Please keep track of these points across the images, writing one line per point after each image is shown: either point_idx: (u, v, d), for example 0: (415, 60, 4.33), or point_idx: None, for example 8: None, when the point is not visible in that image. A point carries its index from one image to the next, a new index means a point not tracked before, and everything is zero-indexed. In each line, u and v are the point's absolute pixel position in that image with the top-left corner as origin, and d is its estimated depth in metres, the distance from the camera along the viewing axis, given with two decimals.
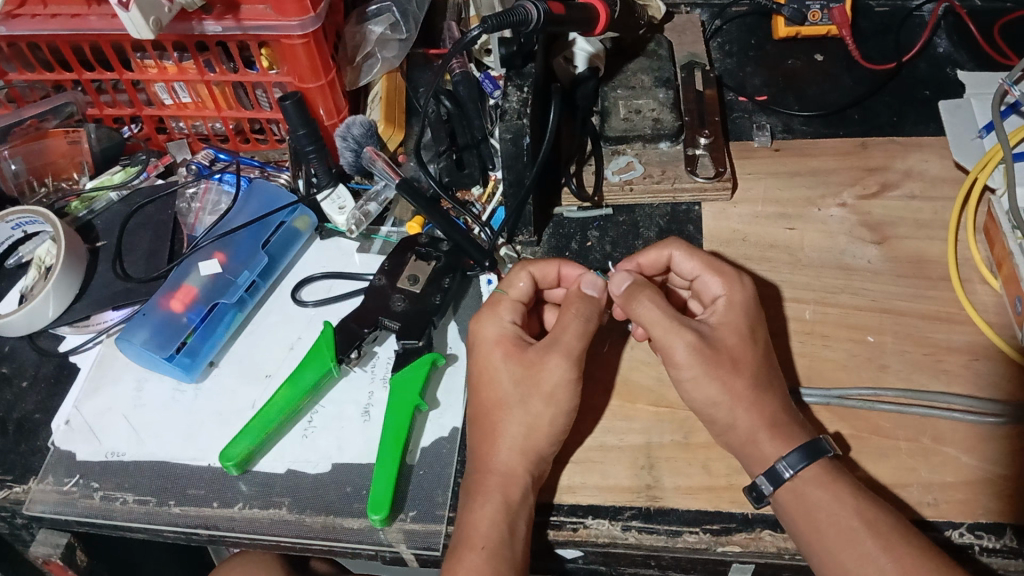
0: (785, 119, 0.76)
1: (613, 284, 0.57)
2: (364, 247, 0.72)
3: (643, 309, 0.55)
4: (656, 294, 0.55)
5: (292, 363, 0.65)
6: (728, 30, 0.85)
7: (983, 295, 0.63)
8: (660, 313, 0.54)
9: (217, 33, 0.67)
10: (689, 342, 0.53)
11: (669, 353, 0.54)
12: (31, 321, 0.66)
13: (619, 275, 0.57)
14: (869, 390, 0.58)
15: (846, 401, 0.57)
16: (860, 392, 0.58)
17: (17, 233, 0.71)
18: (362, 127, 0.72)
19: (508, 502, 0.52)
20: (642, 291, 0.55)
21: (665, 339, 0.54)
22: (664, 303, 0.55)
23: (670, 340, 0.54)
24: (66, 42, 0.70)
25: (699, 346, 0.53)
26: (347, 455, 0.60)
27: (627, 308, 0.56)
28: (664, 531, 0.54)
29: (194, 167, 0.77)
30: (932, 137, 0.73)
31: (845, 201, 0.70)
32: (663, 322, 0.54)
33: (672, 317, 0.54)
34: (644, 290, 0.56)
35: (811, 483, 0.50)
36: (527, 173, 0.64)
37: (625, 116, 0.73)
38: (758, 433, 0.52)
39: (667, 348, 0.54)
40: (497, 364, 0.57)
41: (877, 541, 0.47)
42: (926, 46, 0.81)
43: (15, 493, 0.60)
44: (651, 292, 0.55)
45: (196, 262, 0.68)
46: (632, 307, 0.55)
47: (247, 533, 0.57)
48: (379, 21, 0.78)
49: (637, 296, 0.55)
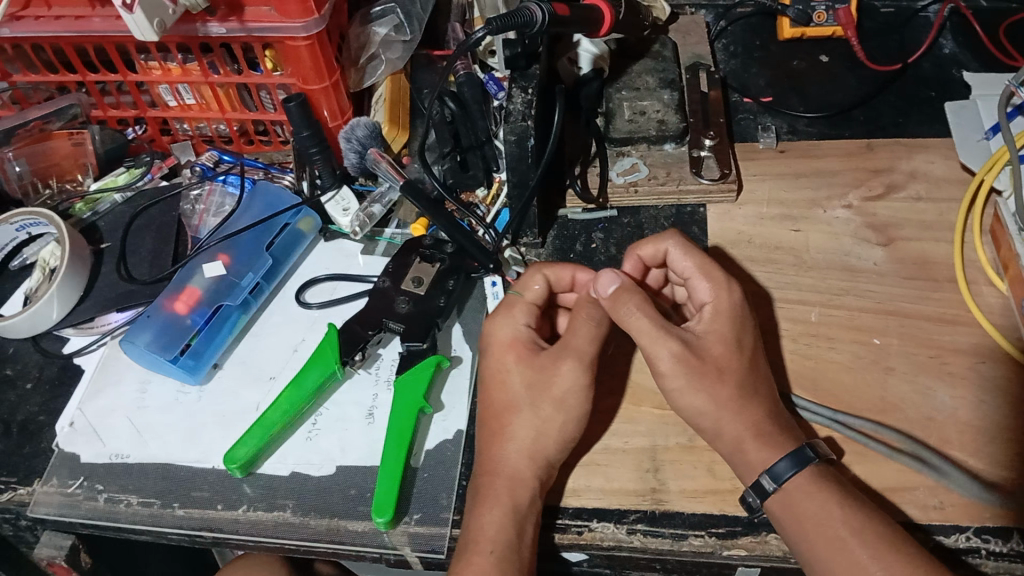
0: (790, 120, 0.76)
1: (601, 286, 0.55)
2: (369, 249, 0.72)
3: (633, 318, 0.53)
4: (647, 303, 0.54)
5: (296, 365, 0.65)
6: (732, 31, 0.85)
7: (989, 297, 0.63)
8: (650, 322, 0.53)
9: (222, 35, 0.67)
10: (673, 351, 0.53)
11: (653, 362, 0.54)
12: (36, 322, 0.66)
13: (604, 274, 0.55)
14: (872, 424, 0.56)
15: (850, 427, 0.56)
16: (862, 424, 0.56)
17: (21, 235, 0.71)
18: (367, 128, 0.72)
19: (515, 505, 0.52)
20: (631, 298, 0.54)
21: (651, 349, 0.54)
22: (653, 312, 0.54)
23: (655, 349, 0.53)
24: (71, 43, 0.70)
25: (683, 356, 0.53)
26: (351, 457, 0.59)
27: (614, 310, 0.54)
28: (669, 535, 0.54)
29: (199, 170, 0.76)
30: (937, 139, 0.73)
31: (851, 202, 0.69)
32: (650, 331, 0.53)
33: (660, 325, 0.54)
34: (633, 295, 0.54)
35: (797, 492, 0.50)
36: (532, 175, 0.64)
37: (630, 117, 0.73)
38: (744, 442, 0.52)
39: (652, 356, 0.54)
40: (509, 367, 0.57)
41: (866, 550, 0.47)
42: (932, 47, 0.80)
43: (20, 495, 0.60)
44: (640, 300, 0.54)
45: (200, 264, 0.68)
46: (619, 312, 0.54)
47: (251, 536, 0.57)
48: (384, 22, 0.78)
49: (625, 300, 0.54)
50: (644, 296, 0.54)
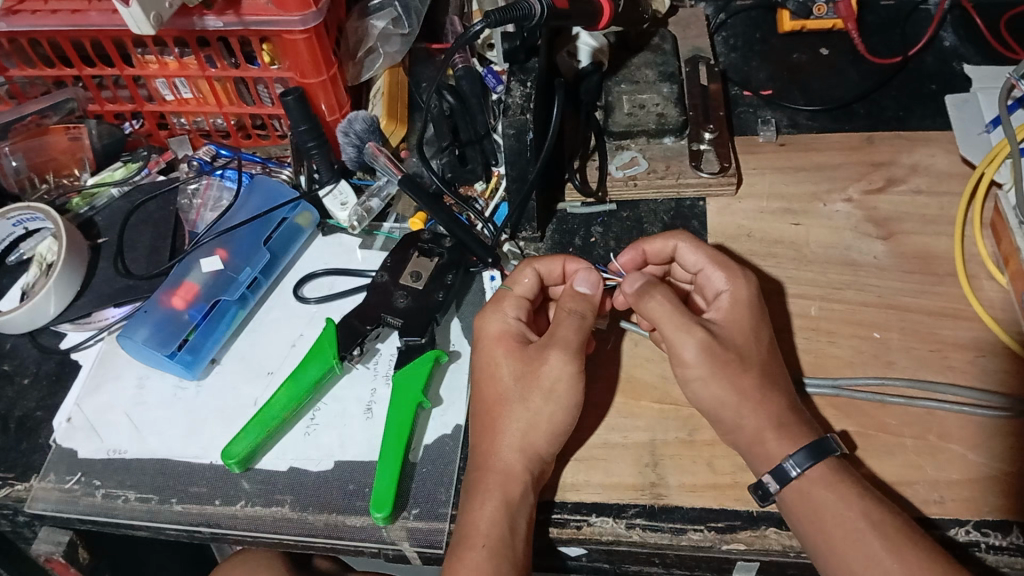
0: (790, 113, 0.76)
1: (624, 284, 0.57)
2: (367, 243, 0.72)
3: (654, 307, 0.55)
4: (670, 295, 0.55)
5: (294, 360, 0.65)
6: (733, 25, 0.84)
7: (990, 291, 0.62)
8: (672, 311, 0.54)
9: (219, 29, 0.66)
10: (699, 343, 0.53)
11: (679, 353, 0.54)
12: (33, 318, 0.65)
13: (630, 275, 0.57)
14: (880, 382, 0.57)
15: (856, 394, 0.57)
16: (870, 383, 0.57)
17: (18, 230, 0.71)
18: (365, 122, 0.71)
19: (506, 499, 0.52)
20: (657, 290, 0.55)
21: (673, 339, 0.54)
22: (676, 302, 0.55)
23: (681, 339, 0.54)
24: (66, 37, 0.69)
25: (708, 346, 0.53)
26: (350, 453, 0.59)
27: (638, 304, 0.56)
28: (668, 529, 0.54)
29: (195, 164, 0.77)
30: (938, 132, 0.73)
31: (851, 195, 0.69)
32: (674, 320, 0.54)
33: (682, 313, 0.54)
34: (656, 288, 0.55)
35: (818, 483, 0.50)
36: (531, 168, 0.63)
37: (630, 110, 0.73)
38: (766, 433, 0.52)
39: (676, 347, 0.54)
40: (501, 361, 0.56)
41: (883, 542, 0.47)
42: (933, 40, 0.80)
43: (18, 490, 0.60)
44: (665, 293, 0.55)
45: (197, 259, 0.68)
46: (643, 304, 0.55)
47: (249, 531, 0.57)
48: (381, 15, 0.77)
49: (649, 292, 0.55)
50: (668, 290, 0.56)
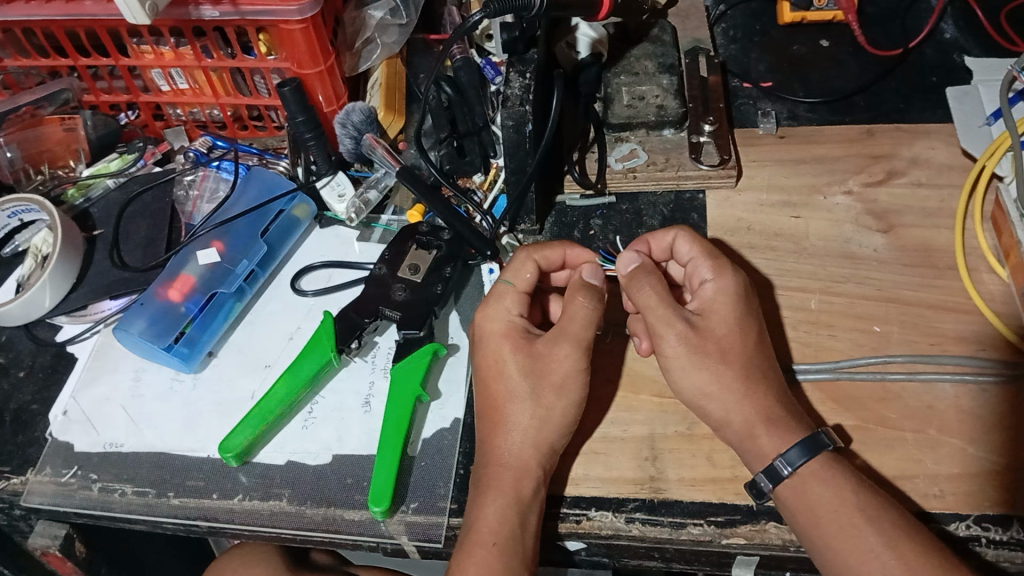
0: (790, 105, 0.75)
1: (621, 264, 0.58)
2: (364, 236, 0.71)
3: (645, 293, 0.55)
4: (660, 283, 0.55)
5: (292, 353, 0.64)
6: (732, 16, 0.84)
7: (991, 285, 0.62)
8: (659, 299, 0.55)
9: (215, 19, 0.65)
10: (678, 333, 0.54)
11: (659, 342, 0.55)
12: (28, 310, 0.65)
13: (624, 254, 0.58)
14: (878, 361, 0.58)
15: (856, 375, 0.58)
16: (869, 364, 0.58)
17: (14, 222, 0.70)
18: (362, 114, 0.71)
19: (517, 497, 0.52)
20: (645, 277, 0.56)
21: (656, 326, 0.55)
22: (662, 289, 0.55)
23: (662, 328, 0.54)
24: (62, 27, 0.69)
25: (686, 336, 0.54)
26: (348, 446, 0.59)
27: (628, 288, 0.56)
28: (668, 523, 0.54)
29: (192, 154, 0.75)
30: (938, 125, 0.72)
31: (851, 188, 0.69)
32: (656, 310, 0.54)
33: (669, 304, 0.55)
34: (648, 275, 0.56)
35: (812, 479, 0.50)
36: (529, 161, 0.63)
37: (629, 102, 0.72)
38: (755, 428, 0.52)
39: (657, 336, 0.55)
40: (505, 357, 0.56)
41: (881, 538, 0.47)
42: (934, 31, 0.80)
43: (13, 484, 0.60)
44: (655, 281, 0.55)
45: (194, 251, 0.67)
46: (632, 289, 0.56)
47: (247, 525, 0.56)
48: (379, 5, 0.76)
49: (640, 278, 0.56)
50: (658, 277, 0.56)
